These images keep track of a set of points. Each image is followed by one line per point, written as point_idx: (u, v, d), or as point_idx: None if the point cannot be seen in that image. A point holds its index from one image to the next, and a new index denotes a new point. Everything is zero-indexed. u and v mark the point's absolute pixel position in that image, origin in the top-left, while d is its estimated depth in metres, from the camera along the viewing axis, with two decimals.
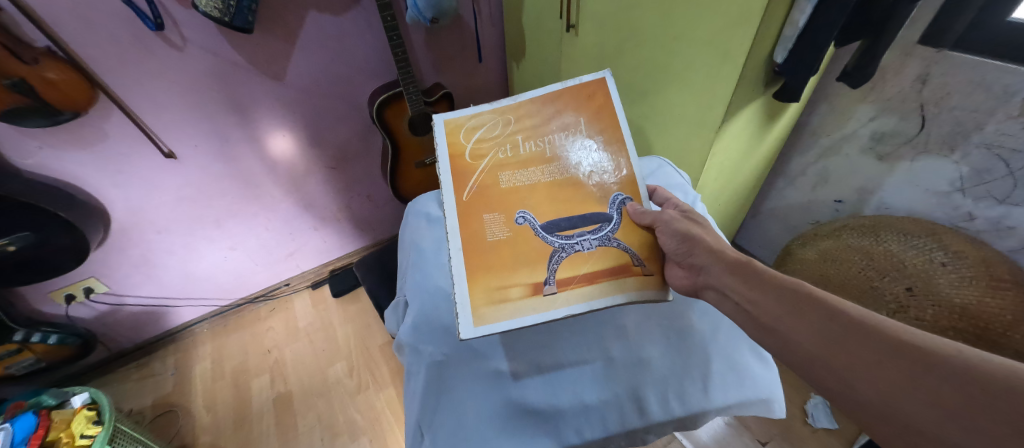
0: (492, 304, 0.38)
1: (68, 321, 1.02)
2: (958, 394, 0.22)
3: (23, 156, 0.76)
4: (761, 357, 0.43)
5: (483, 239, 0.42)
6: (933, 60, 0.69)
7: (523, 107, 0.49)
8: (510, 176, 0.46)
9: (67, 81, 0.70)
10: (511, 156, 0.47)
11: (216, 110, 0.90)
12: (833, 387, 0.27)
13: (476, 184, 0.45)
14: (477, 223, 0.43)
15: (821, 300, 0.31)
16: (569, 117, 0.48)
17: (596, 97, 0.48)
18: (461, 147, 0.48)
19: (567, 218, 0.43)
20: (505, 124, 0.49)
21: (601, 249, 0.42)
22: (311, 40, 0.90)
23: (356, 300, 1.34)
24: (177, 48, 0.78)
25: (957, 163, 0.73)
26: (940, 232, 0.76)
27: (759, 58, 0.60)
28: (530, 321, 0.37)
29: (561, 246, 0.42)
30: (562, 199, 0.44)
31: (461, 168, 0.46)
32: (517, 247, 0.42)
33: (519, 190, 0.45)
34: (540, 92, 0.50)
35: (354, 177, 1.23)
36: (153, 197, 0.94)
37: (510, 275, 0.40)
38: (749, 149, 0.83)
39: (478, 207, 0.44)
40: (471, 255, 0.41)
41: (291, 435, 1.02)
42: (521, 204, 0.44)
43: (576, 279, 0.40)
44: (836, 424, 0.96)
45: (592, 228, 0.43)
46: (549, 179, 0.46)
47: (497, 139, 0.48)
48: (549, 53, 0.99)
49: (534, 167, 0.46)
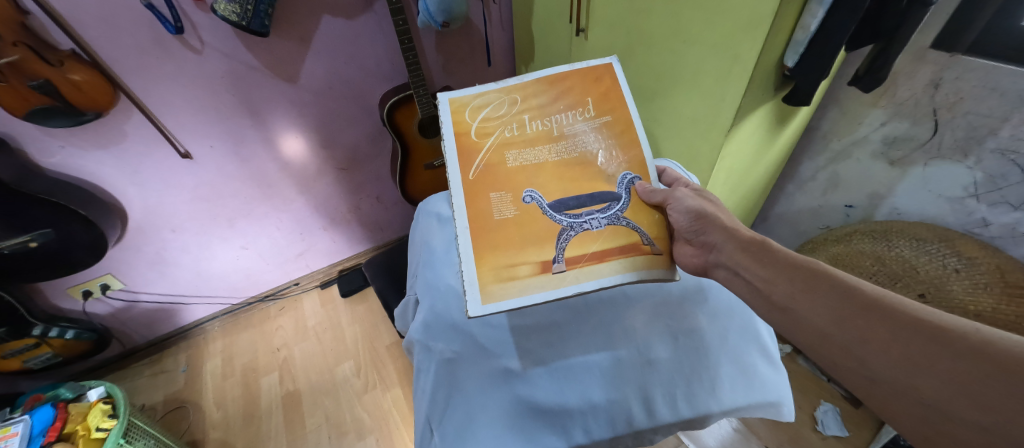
0: (500, 282, 0.39)
1: (84, 316, 1.04)
2: (975, 371, 0.22)
3: (47, 155, 0.78)
4: (770, 360, 0.43)
5: (489, 217, 0.42)
6: (946, 65, 0.69)
7: (529, 87, 0.50)
8: (517, 154, 0.46)
9: (92, 83, 0.72)
10: (517, 135, 0.47)
11: (231, 112, 0.92)
12: (845, 364, 0.28)
13: (483, 163, 0.45)
14: (484, 202, 0.43)
15: (835, 277, 0.31)
16: (575, 99, 0.49)
17: (603, 80, 0.49)
18: (466, 126, 0.48)
19: (575, 197, 0.44)
20: (511, 103, 0.49)
21: (610, 227, 0.42)
22: (324, 44, 0.92)
23: (364, 300, 1.35)
24: (196, 51, 0.81)
25: (971, 168, 0.73)
26: (954, 237, 0.75)
27: (770, 61, 0.60)
28: (540, 298, 0.38)
29: (569, 224, 0.42)
30: (570, 179, 0.45)
31: (468, 147, 0.46)
32: (525, 224, 0.42)
33: (527, 169, 0.45)
34: (547, 72, 0.51)
35: (364, 179, 1.24)
36: (169, 196, 0.96)
37: (519, 254, 0.40)
38: (759, 152, 0.82)
39: (485, 185, 0.44)
40: (478, 233, 0.41)
41: (299, 433, 1.03)
42: (528, 183, 0.44)
43: (586, 257, 0.40)
44: (847, 432, 0.95)
45: (600, 207, 0.43)
46: (557, 159, 0.46)
47: (503, 118, 0.48)
48: (558, 57, 1.00)
49: (541, 146, 0.47)
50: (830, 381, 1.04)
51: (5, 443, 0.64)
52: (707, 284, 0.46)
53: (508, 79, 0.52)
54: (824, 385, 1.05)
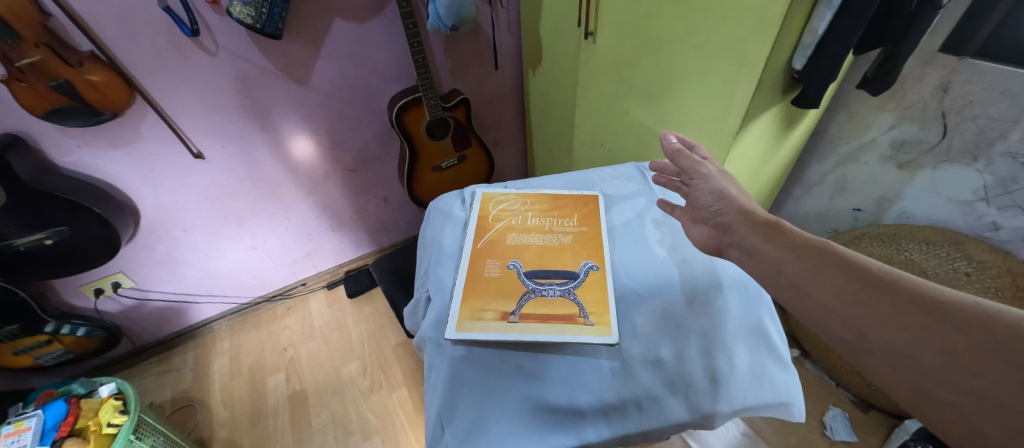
0: (472, 319, 0.44)
1: (96, 314, 1.05)
2: (970, 342, 0.23)
3: (63, 154, 0.80)
4: (782, 359, 0.43)
5: (480, 275, 0.49)
6: (955, 68, 0.69)
7: (539, 195, 0.61)
8: (515, 236, 0.54)
9: (110, 84, 0.74)
10: (520, 223, 0.56)
11: (243, 113, 0.93)
12: (845, 336, 0.28)
13: (488, 237, 0.54)
14: (479, 264, 0.50)
15: (843, 256, 0.31)
16: (566, 212, 0.57)
17: (590, 206, 0.58)
18: (486, 211, 0.58)
19: (545, 269, 0.49)
20: (522, 204, 0.59)
21: (560, 299, 0.45)
22: (336, 46, 0.94)
23: (370, 301, 1.36)
24: (210, 53, 0.82)
25: (981, 172, 0.72)
26: (963, 241, 0.75)
27: (779, 63, 0.60)
28: (491, 338, 0.42)
29: (532, 288, 0.47)
30: (549, 258, 0.50)
31: (481, 225, 0.56)
32: (503, 284, 0.48)
33: (518, 247, 0.52)
34: (553, 190, 0.62)
35: (372, 180, 1.25)
36: (180, 196, 0.97)
37: (490, 301, 0.45)
38: (767, 155, 0.82)
39: (485, 252, 0.52)
40: (470, 283, 0.48)
41: (305, 433, 1.03)
42: (515, 256, 0.51)
43: (534, 316, 0.43)
44: (856, 437, 0.94)
45: (560, 281, 0.47)
46: (542, 243, 0.52)
47: (514, 211, 0.58)
48: (567, 60, 1.00)
49: (535, 233, 0.54)
50: (838, 386, 1.03)
51: (18, 437, 0.65)
52: (718, 282, 0.47)
53: (525, 186, 0.63)
54: (833, 390, 1.04)
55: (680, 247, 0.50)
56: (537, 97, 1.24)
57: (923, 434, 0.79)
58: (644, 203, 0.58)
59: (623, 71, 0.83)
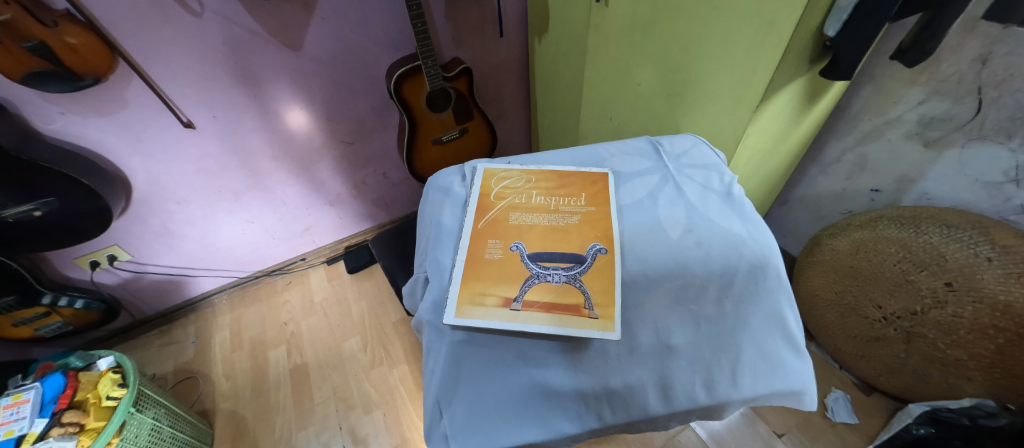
0: (472, 304, 0.40)
1: (93, 286, 1.05)
2: None
3: (47, 121, 0.76)
4: (795, 347, 0.40)
5: (480, 256, 0.46)
6: (997, 38, 0.62)
7: (545, 172, 0.57)
8: (519, 216, 0.51)
9: (88, 46, 0.68)
10: (525, 201, 0.53)
11: (232, 80, 0.88)
12: None
13: (490, 216, 0.51)
14: (480, 244, 0.47)
15: None
16: (573, 191, 0.54)
17: (598, 184, 0.54)
18: (489, 189, 0.55)
19: (550, 252, 0.46)
20: (526, 181, 0.56)
21: (565, 286, 0.42)
22: (328, 9, 0.87)
23: (371, 277, 1.36)
24: (195, 14, 0.76)
25: (1014, 151, 0.68)
26: (988, 225, 0.70)
27: (809, 28, 0.55)
28: (491, 326, 0.39)
29: (536, 273, 0.44)
30: (554, 238, 0.47)
31: (483, 203, 0.52)
32: (505, 266, 0.44)
33: (521, 227, 0.49)
34: (560, 166, 0.58)
35: (371, 154, 1.22)
36: (173, 167, 0.95)
37: (491, 285, 0.42)
38: (786, 131, 0.78)
39: (486, 232, 0.48)
40: (469, 265, 0.45)
41: (307, 405, 1.05)
42: (518, 237, 0.48)
43: (538, 304, 0.40)
44: (857, 419, 0.95)
45: (566, 265, 0.44)
46: (548, 223, 0.49)
47: (519, 189, 0.55)
48: (576, 27, 0.94)
49: (540, 213, 0.51)
50: (842, 369, 1.03)
51: (17, 409, 0.66)
52: (734, 266, 0.43)
53: (531, 162, 0.60)
54: (836, 372, 1.04)
55: (694, 227, 0.46)
56: (543, 68, 1.18)
57: (926, 419, 0.78)
58: (657, 181, 0.54)
59: (638, 38, 0.78)
